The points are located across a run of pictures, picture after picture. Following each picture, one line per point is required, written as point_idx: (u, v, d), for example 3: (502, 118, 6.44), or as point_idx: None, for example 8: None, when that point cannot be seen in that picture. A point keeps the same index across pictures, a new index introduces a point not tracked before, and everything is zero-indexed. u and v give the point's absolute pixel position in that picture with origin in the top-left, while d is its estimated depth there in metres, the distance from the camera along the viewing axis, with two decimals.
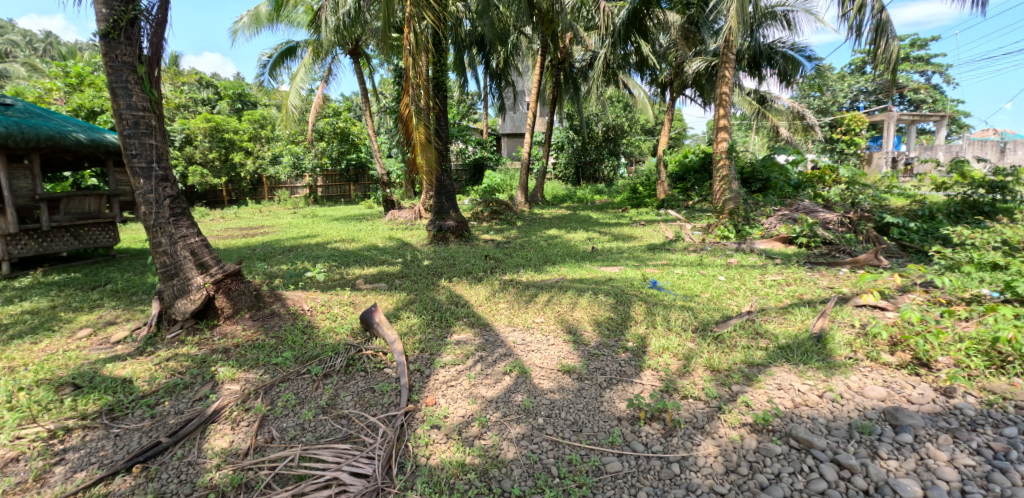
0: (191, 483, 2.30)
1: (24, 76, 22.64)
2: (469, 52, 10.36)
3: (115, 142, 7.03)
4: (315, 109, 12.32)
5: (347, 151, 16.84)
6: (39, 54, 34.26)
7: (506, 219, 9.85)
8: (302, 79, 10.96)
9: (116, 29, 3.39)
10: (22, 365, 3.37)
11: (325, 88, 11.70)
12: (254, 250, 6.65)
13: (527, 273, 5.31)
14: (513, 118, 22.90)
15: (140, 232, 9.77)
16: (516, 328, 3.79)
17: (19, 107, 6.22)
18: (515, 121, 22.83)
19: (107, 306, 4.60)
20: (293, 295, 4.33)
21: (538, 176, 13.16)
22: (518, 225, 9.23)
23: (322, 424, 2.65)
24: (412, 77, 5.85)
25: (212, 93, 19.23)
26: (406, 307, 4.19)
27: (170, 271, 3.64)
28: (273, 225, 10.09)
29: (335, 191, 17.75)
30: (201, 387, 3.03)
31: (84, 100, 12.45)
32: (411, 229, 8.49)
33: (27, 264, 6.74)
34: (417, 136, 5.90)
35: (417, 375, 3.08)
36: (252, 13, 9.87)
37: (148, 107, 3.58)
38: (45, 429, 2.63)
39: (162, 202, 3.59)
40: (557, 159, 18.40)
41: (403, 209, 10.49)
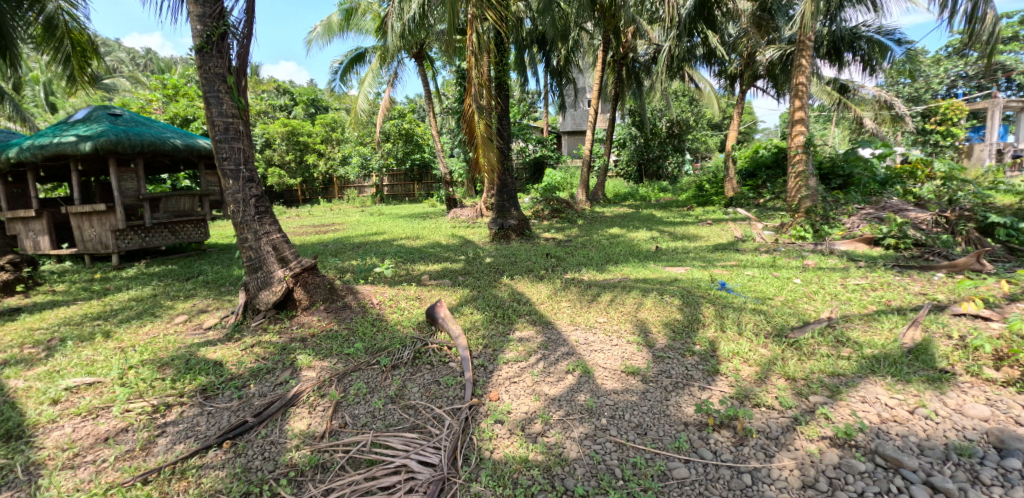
0: (274, 461, 2.49)
1: (129, 88, 25.35)
2: (530, 51, 10.39)
3: (206, 146, 7.66)
4: (382, 113, 12.84)
5: (411, 152, 17.38)
6: (140, 68, 38.56)
7: (567, 218, 9.78)
8: (370, 84, 11.48)
9: (209, 43, 3.71)
10: (130, 347, 3.79)
11: (391, 91, 12.15)
12: (327, 246, 7.06)
13: (589, 272, 5.26)
14: (574, 115, 22.96)
15: (227, 229, 10.65)
16: (579, 327, 3.77)
17: (126, 117, 7.02)
18: (576, 119, 22.91)
19: (200, 295, 5.06)
20: (363, 289, 4.53)
21: (600, 174, 12.91)
22: (579, 224, 9.14)
23: (391, 413, 2.77)
24: (474, 78, 5.96)
25: (288, 100, 20.61)
26: (469, 303, 4.29)
27: (254, 265, 3.94)
28: (345, 223, 10.62)
29: (400, 190, 18.15)
30: (282, 372, 3.26)
31: (180, 110, 13.80)
32: (473, 228, 8.65)
33: (135, 257, 7.55)
34: (480, 137, 6.01)
35: (482, 370, 3.15)
36: (325, 23, 10.45)
37: (237, 114, 3.88)
38: (150, 404, 2.95)
39: (248, 201, 3.89)
40: (618, 156, 18.09)
41: (465, 208, 10.68)
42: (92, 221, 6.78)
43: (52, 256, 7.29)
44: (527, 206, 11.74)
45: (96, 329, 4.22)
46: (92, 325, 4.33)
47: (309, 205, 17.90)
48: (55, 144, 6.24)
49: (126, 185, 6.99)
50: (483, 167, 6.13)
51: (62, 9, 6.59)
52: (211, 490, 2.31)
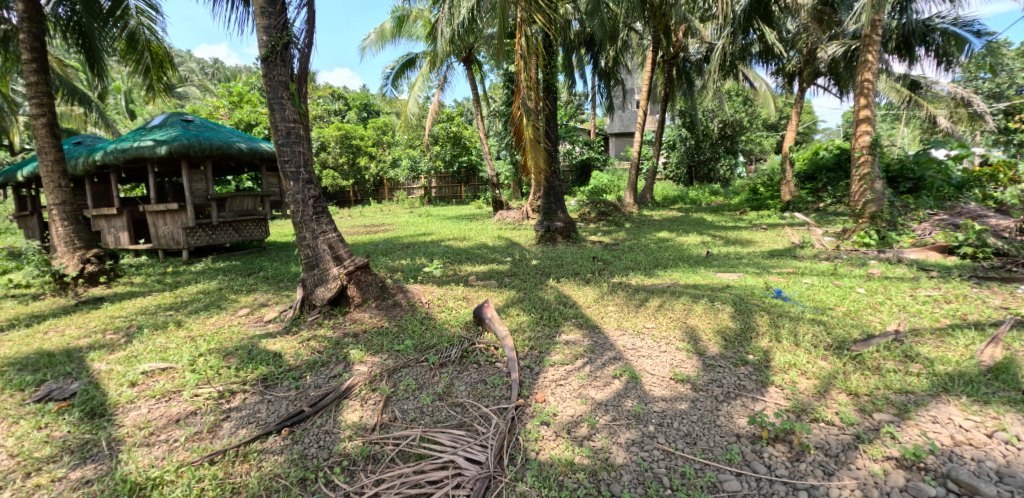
0: (329, 449, 2.61)
1: (201, 96, 27.28)
2: (578, 53, 10.34)
3: (268, 150, 8.10)
4: (431, 116, 13.14)
5: (459, 154, 17.68)
6: (208, 77, 41.28)
7: (614, 221, 9.66)
8: (420, 88, 11.79)
9: (274, 52, 3.94)
10: (199, 336, 4.09)
11: (440, 95, 12.42)
12: (378, 245, 7.32)
13: (637, 277, 5.18)
14: (622, 117, 22.90)
15: (285, 228, 11.24)
16: (626, 333, 3.72)
17: (197, 122, 7.57)
18: (624, 121, 22.84)
19: (261, 290, 5.38)
20: (413, 288, 4.66)
21: (648, 177, 12.67)
22: (626, 227, 9.00)
23: (439, 409, 2.85)
24: (523, 82, 6.02)
25: (342, 105, 21.52)
26: (515, 304, 4.33)
27: (312, 262, 4.15)
28: (394, 224, 10.96)
29: (448, 192, 18.53)
30: (336, 365, 3.41)
31: (244, 115, 14.70)
32: (519, 230, 8.71)
33: (203, 253, 8.11)
34: (527, 140, 6.09)
35: (528, 371, 3.18)
36: (378, 30, 10.83)
37: (298, 119, 4.09)
38: (216, 390, 3.17)
39: (307, 201, 4.09)
40: (667, 158, 17.68)
41: (511, 210, 10.78)
42: (166, 219, 7.34)
43: (131, 250, 7.95)
44: (573, 209, 11.70)
45: (169, 318, 4.58)
46: (166, 315, 4.70)
47: (360, 206, 18.59)
48: (135, 147, 6.78)
49: (196, 186, 7.52)
50: (530, 170, 6.19)
51: (143, 24, 7.16)
52: (271, 474, 2.46)
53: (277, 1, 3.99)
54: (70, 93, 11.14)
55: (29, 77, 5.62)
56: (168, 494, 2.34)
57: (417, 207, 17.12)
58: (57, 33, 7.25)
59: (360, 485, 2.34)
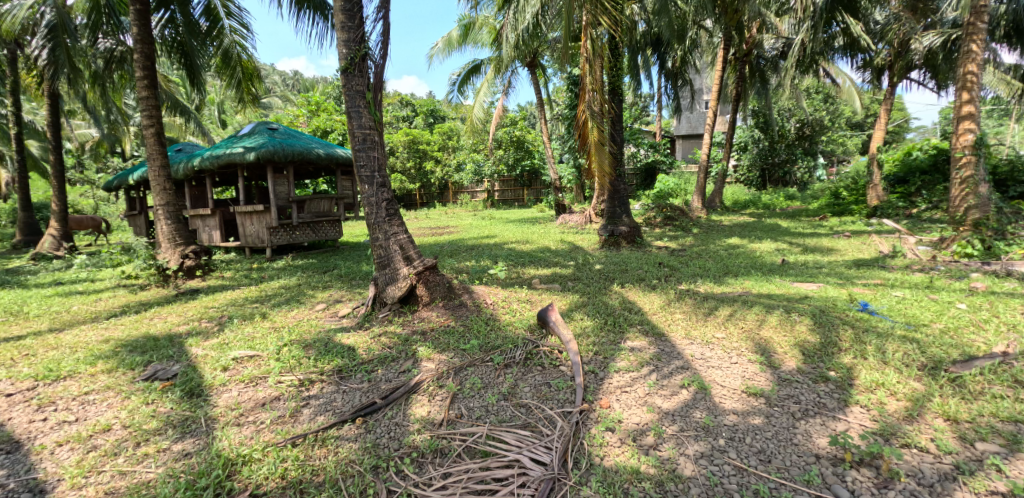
0: (399, 440, 2.76)
1: (283, 106, 29.50)
2: (643, 53, 10.14)
3: (343, 155, 8.60)
4: (495, 120, 13.37)
5: (522, 158, 17.87)
6: (290, 88, 44.52)
7: (681, 226, 9.38)
8: (485, 93, 12.07)
9: (352, 64, 4.20)
10: (281, 328, 4.44)
11: (504, 100, 12.63)
12: (444, 247, 7.58)
13: (705, 284, 5.02)
14: (689, 118, 22.38)
15: (358, 229, 11.91)
16: (694, 342, 3.63)
17: (281, 131, 8.20)
18: (691, 122, 22.31)
19: (336, 287, 5.74)
20: (478, 289, 4.80)
21: (718, 181, 12.19)
22: (693, 232, 8.71)
23: (504, 409, 2.93)
24: (588, 85, 6.06)
25: (410, 111, 22.48)
26: (579, 308, 4.34)
27: (384, 262, 4.38)
28: (458, 226, 11.29)
29: (511, 195, 18.49)
30: (405, 361, 3.58)
31: (321, 123, 15.74)
32: (581, 234, 8.68)
33: (284, 251, 8.76)
34: (592, 144, 6.11)
35: (592, 377, 3.20)
36: (446, 38, 11.23)
37: (373, 126, 4.32)
38: (297, 379, 3.43)
39: (381, 204, 4.31)
40: (739, 160, 16.89)
41: (574, 214, 10.77)
42: (253, 219, 8.00)
43: (221, 247, 8.73)
44: (638, 213, 11.48)
45: (255, 310, 5.00)
46: (252, 307, 5.14)
47: (426, 208, 19.29)
48: (227, 154, 7.44)
49: (280, 189, 8.13)
50: (595, 173, 6.22)
51: (236, 41, 7.87)
52: (346, 460, 2.62)
53: (355, 15, 4.25)
54: (173, 105, 12.42)
55: (142, 93, 6.33)
56: (256, 470, 2.56)
57: (480, 210, 17.49)
58: (165, 53, 8.13)
59: (429, 477, 2.45)
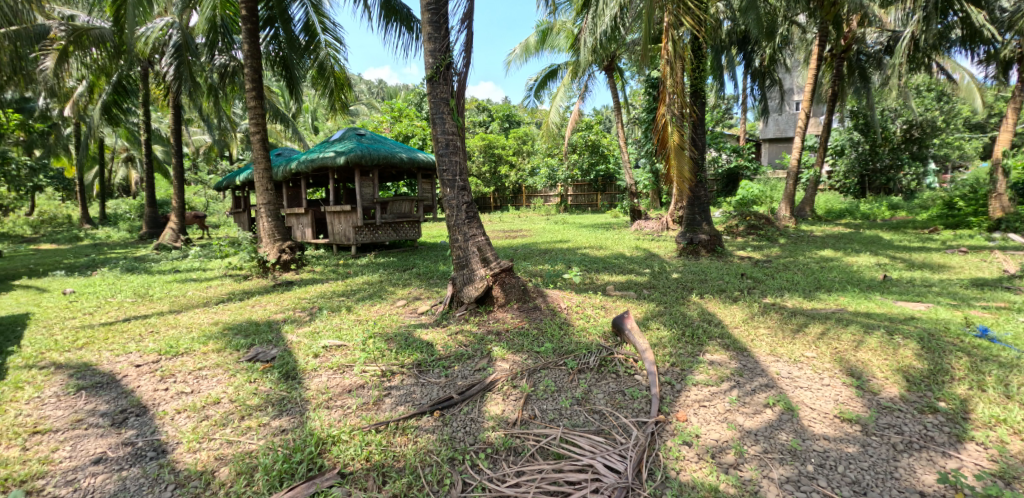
0: (474, 436, 2.86)
1: (369, 113, 31.51)
2: (728, 53, 9.69)
3: (424, 159, 9.01)
4: (571, 125, 13.35)
5: (597, 162, 17.71)
6: (375, 95, 47.56)
7: (766, 235, 8.85)
8: (561, 98, 12.15)
9: (438, 73, 4.41)
10: (366, 320, 4.76)
11: (580, 104, 12.60)
12: (518, 250, 7.73)
13: (794, 299, 4.73)
14: (778, 120, 21.17)
15: (436, 230, 12.43)
16: (781, 360, 3.44)
17: (368, 136, 8.76)
18: (781, 124, 21.10)
19: (415, 284, 6.05)
20: (552, 293, 4.86)
21: (810, 188, 11.36)
22: (780, 243, 8.19)
23: (577, 414, 2.97)
24: (669, 88, 5.91)
25: (486, 116, 23.16)
26: (655, 318, 4.27)
27: (462, 262, 4.56)
28: (531, 230, 11.44)
29: (583, 200, 18.79)
30: (480, 359, 3.71)
31: (403, 128, 16.66)
32: (657, 241, 8.46)
33: (368, 249, 9.35)
34: (672, 148, 5.99)
35: (669, 388, 3.15)
36: (524, 44, 11.46)
37: (456, 132, 4.50)
38: (380, 369, 3.67)
39: (461, 207, 4.49)
40: (834, 166, 15.60)
41: (650, 220, 10.53)
42: (341, 219, 8.62)
43: (313, 243, 9.50)
44: (718, 221, 10.98)
45: (342, 303, 5.40)
46: (339, 300, 5.56)
47: (499, 211, 19.72)
48: (321, 158, 8.08)
49: (366, 191, 8.70)
50: (673, 179, 6.06)
51: (331, 54, 8.51)
52: (425, 449, 2.76)
53: (441, 27, 4.46)
54: (275, 114, 13.65)
55: (251, 102, 7.06)
56: (344, 451, 2.77)
57: (553, 214, 17.56)
58: (271, 68, 9.00)
59: (503, 473, 2.54)
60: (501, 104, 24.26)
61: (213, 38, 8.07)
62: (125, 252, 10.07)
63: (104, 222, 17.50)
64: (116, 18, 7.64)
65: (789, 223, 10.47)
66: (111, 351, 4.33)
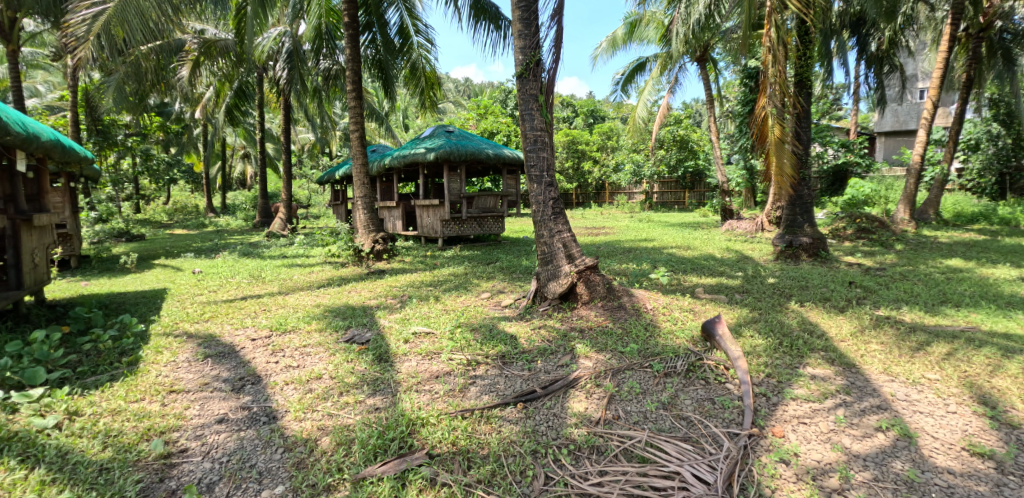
0: (557, 431, 2.87)
1: (455, 111, 32.67)
2: (839, 37, 8.79)
3: (510, 155, 9.15)
4: (659, 119, 12.85)
5: (685, 158, 16.97)
6: (463, 93, 49.33)
7: (880, 240, 7.97)
8: (649, 92, 11.77)
9: (527, 69, 4.45)
10: (453, 310, 4.96)
11: (669, 97, 12.11)
12: (601, 247, 7.63)
13: (913, 312, 4.21)
14: (898, 111, 18.89)
15: (518, 226, 12.60)
16: (896, 380, 3.08)
17: (457, 133, 9.06)
18: (900, 116, 18.80)
19: (499, 278, 6.18)
20: (638, 293, 4.74)
21: (935, 188, 10.02)
22: (897, 249, 7.32)
23: (663, 418, 2.87)
24: (770, 78, 5.48)
25: (570, 112, 23.09)
26: (749, 324, 4.01)
27: (547, 258, 4.59)
28: (614, 227, 11.21)
29: (670, 197, 17.94)
30: (563, 356, 3.71)
31: (488, 125, 17.13)
32: (751, 243, 7.92)
33: (453, 242, 9.69)
34: (772, 142, 5.56)
35: (763, 400, 2.95)
36: (610, 38, 11.25)
37: (544, 128, 4.52)
38: (466, 358, 3.80)
39: (547, 202, 4.51)
40: (967, 163, 13.61)
41: (743, 220, 9.90)
42: (430, 212, 9.01)
43: (402, 235, 10.04)
44: (822, 223, 10.03)
45: (430, 293, 5.66)
46: (427, 289, 5.83)
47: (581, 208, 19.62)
48: (412, 154, 8.48)
49: (453, 186, 8.99)
50: (774, 176, 5.62)
51: (422, 55, 8.90)
52: (508, 439, 2.81)
53: (532, 23, 4.49)
54: (370, 112, 14.53)
55: (351, 102, 7.57)
56: (432, 433, 2.89)
57: (637, 212, 17.07)
58: (369, 70, 9.58)
59: (585, 471, 2.51)
60: (585, 100, 23.98)
61: (319, 45, 8.65)
62: (242, 238, 11.30)
63: (226, 211, 19.74)
64: (239, 29, 8.49)
65: (907, 226, 9.32)
66: (232, 325, 4.89)
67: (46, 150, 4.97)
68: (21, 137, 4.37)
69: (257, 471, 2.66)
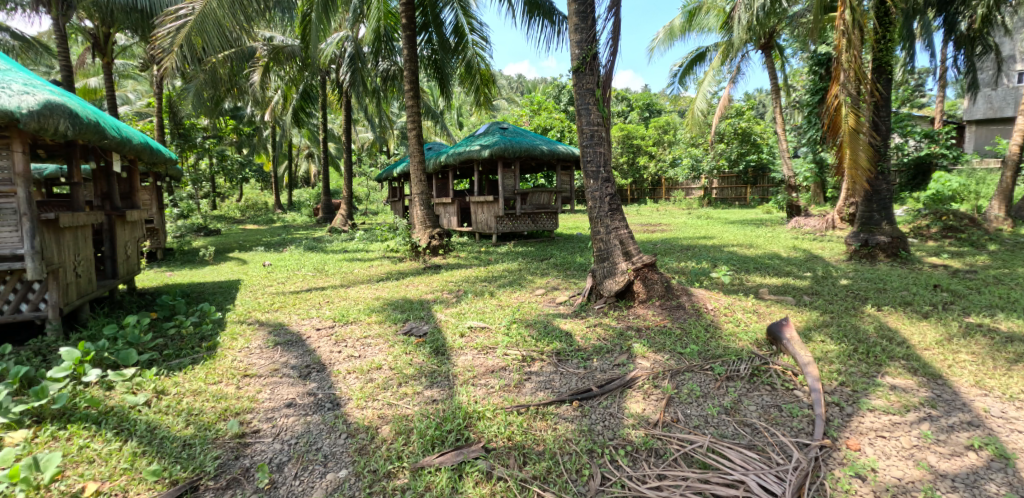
0: (614, 431, 2.83)
1: (509, 106, 32.93)
2: (923, 17, 8.06)
3: (565, 151, 9.06)
4: (719, 111, 12.32)
5: (747, 152, 16.23)
6: (517, 89, 49.69)
7: (969, 239, 7.27)
8: (709, 83, 11.32)
9: (584, 63, 4.38)
10: (507, 306, 5.00)
11: (731, 88, 11.58)
12: (658, 245, 7.43)
13: (1011, 320, 3.80)
14: (992, 97, 17.14)
15: (572, 222, 12.50)
16: (991, 395, 2.80)
17: (511, 129, 9.10)
18: (996, 102, 17.05)
19: (553, 274, 6.17)
20: (698, 292, 4.58)
21: None
22: (992, 249, 6.64)
23: (725, 424, 2.76)
24: (845, 64, 5.12)
25: (626, 106, 22.66)
26: (820, 328, 3.78)
27: (603, 255, 4.52)
28: (671, 224, 10.90)
29: (730, 193, 17.27)
30: (619, 355, 3.65)
31: (542, 121, 17.16)
32: (821, 241, 7.45)
33: (507, 238, 9.75)
34: (846, 133, 5.19)
35: (836, 410, 2.77)
36: (668, 28, 10.91)
37: (601, 122, 4.44)
38: (520, 354, 3.82)
39: (604, 199, 4.43)
40: None
41: (811, 217, 9.34)
42: (485, 209, 9.12)
43: (457, 231, 10.25)
44: (903, 221, 9.26)
45: (485, 288, 5.74)
46: (482, 285, 5.92)
47: (636, 204, 19.25)
48: (467, 151, 8.61)
49: (507, 183, 9.05)
50: (849, 170, 5.25)
51: (477, 53, 8.99)
52: (563, 437, 2.80)
53: (588, 16, 4.41)
54: (426, 110, 14.87)
55: (408, 101, 7.78)
56: (488, 427, 2.93)
57: (695, 208, 16.45)
58: (424, 70, 9.81)
59: (643, 474, 2.46)
60: (641, 93, 23.39)
61: (378, 48, 8.90)
62: (306, 233, 11.93)
63: (291, 208, 20.89)
64: (304, 36, 8.87)
65: (1003, 225, 8.44)
66: (299, 315, 5.17)
67: (137, 152, 5.44)
68: (116, 141, 4.81)
69: (322, 455, 2.80)
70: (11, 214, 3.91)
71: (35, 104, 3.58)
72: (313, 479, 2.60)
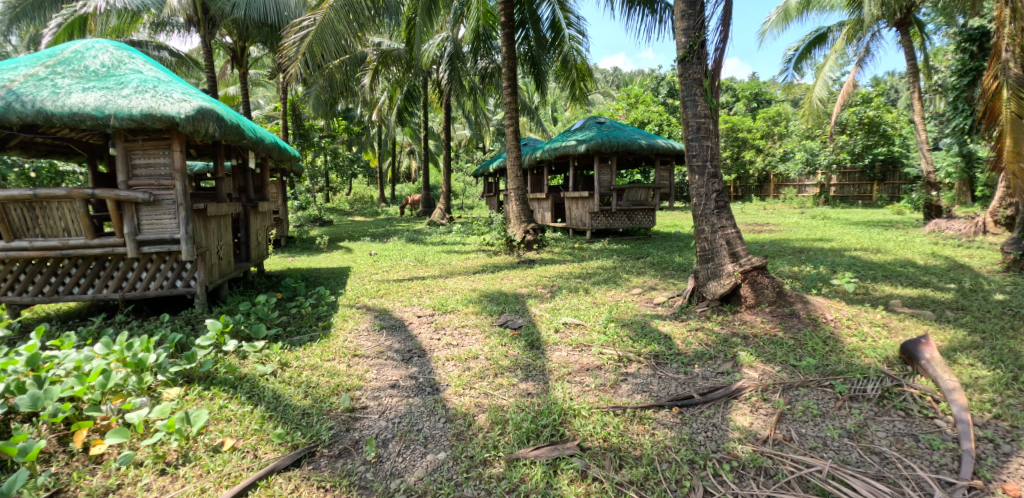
0: (718, 443, 2.70)
1: (605, 101, 32.58)
2: None
3: (665, 145, 8.71)
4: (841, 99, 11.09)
5: (874, 145, 14.63)
6: (612, 82, 48.83)
7: None
8: (830, 67, 10.22)
9: (691, 52, 4.16)
10: (603, 304, 4.95)
11: (857, 72, 10.36)
12: (766, 246, 6.93)
13: None
14: None
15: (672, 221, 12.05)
16: None
17: (607, 124, 8.93)
18: None
19: (650, 274, 5.99)
20: (816, 300, 4.19)
21: None
22: None
23: (848, 449, 2.52)
24: (1007, 38, 4.32)
25: (731, 97, 21.35)
26: (968, 350, 3.29)
27: (708, 255, 4.30)
28: (781, 224, 10.07)
29: (851, 191, 15.74)
30: (723, 362, 3.47)
31: (640, 115, 16.79)
32: (969, 248, 6.46)
33: (601, 235, 9.62)
34: (1006, 120, 4.43)
35: (988, 447, 2.42)
36: (782, 9, 10.02)
37: (709, 114, 4.20)
38: (616, 354, 3.77)
39: (710, 195, 4.21)
40: None
41: (956, 221, 8.18)
42: (580, 205, 9.06)
43: (550, 227, 10.33)
44: None
45: (579, 284, 5.73)
46: (576, 281, 5.92)
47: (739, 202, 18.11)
48: (563, 146, 8.60)
49: (602, 178, 8.89)
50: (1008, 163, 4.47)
51: (573, 47, 8.90)
52: (662, 444, 2.73)
53: (696, 2, 4.18)
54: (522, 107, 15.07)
55: (505, 98, 7.96)
56: (583, 426, 2.93)
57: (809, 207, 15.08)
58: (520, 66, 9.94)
59: (751, 493, 2.33)
60: (749, 81, 21.77)
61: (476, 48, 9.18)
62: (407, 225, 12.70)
63: (394, 202, 22.37)
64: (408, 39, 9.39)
65: None
66: (402, 302, 5.53)
67: (268, 151, 6.12)
68: (252, 141, 5.45)
69: (423, 436, 2.99)
70: (171, 204, 4.60)
71: (190, 110, 4.16)
72: (415, 458, 2.78)
